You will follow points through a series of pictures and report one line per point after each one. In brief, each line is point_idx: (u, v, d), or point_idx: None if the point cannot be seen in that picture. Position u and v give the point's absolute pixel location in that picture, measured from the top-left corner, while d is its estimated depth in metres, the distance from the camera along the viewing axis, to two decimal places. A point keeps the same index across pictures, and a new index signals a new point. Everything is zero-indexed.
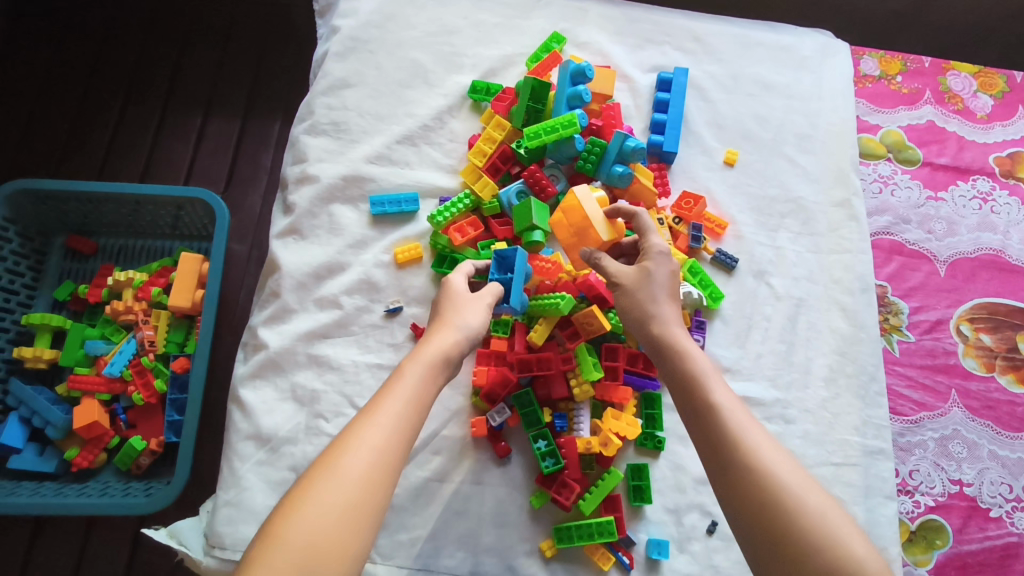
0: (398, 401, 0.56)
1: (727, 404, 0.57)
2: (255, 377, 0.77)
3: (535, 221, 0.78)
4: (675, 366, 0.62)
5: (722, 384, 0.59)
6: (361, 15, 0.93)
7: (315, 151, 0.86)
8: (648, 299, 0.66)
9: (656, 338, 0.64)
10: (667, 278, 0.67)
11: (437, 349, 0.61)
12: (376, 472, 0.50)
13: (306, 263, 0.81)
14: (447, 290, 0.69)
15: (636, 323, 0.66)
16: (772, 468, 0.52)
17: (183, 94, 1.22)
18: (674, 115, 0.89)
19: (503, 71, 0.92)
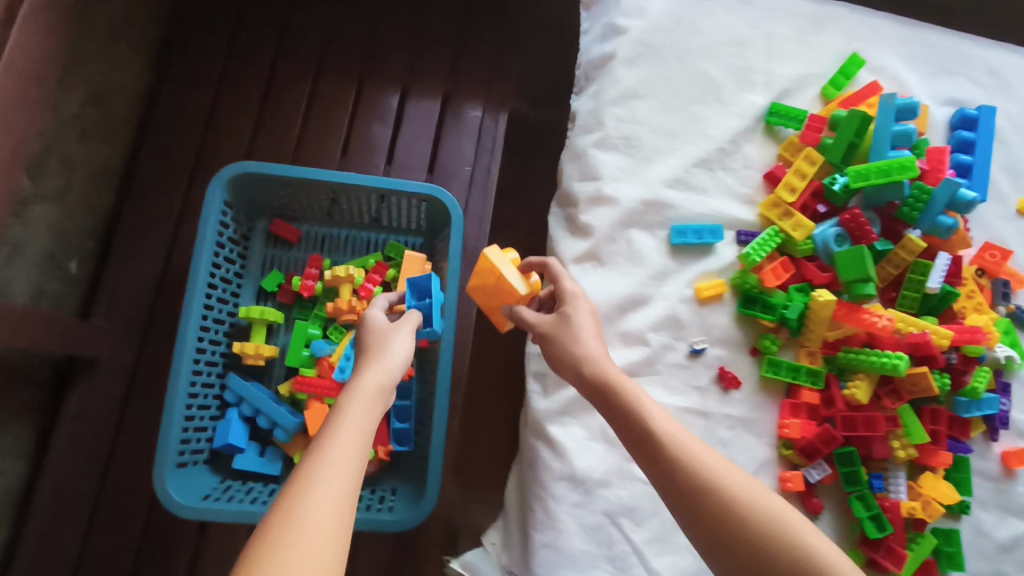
0: (359, 430, 0.56)
1: (668, 438, 0.56)
2: (563, 414, 0.73)
3: (869, 272, 0.73)
4: (611, 404, 0.60)
5: (669, 418, 0.58)
6: (649, 16, 0.84)
7: (608, 168, 0.79)
8: (572, 343, 0.65)
9: (596, 381, 0.62)
10: (589, 319, 0.67)
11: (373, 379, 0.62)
12: (334, 499, 0.49)
13: (610, 294, 0.76)
14: (368, 326, 0.72)
15: (570, 371, 0.64)
16: (710, 499, 0.52)
17: (380, 69, 1.12)
18: (983, 160, 0.82)
19: (797, 93, 0.85)
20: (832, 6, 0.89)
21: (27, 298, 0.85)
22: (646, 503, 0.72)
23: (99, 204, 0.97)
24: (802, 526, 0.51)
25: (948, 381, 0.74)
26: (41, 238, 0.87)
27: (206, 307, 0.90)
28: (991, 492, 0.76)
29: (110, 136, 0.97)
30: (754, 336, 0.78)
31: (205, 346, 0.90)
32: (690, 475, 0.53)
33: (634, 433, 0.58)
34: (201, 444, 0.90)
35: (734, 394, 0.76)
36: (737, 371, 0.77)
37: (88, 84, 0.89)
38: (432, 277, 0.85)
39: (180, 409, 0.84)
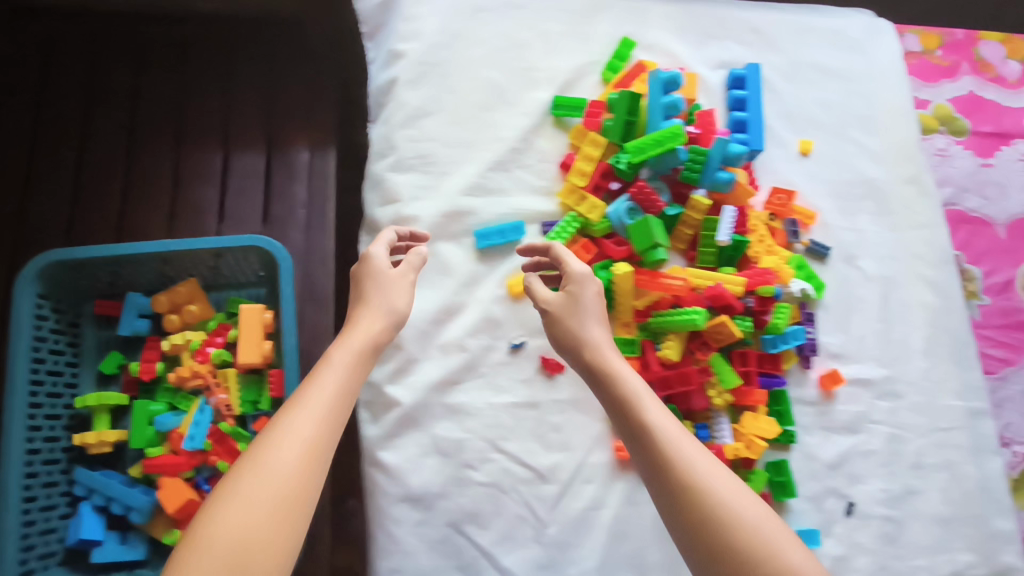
0: (318, 410, 0.58)
1: (670, 433, 0.58)
2: (393, 437, 0.75)
3: (658, 238, 0.77)
4: (612, 396, 0.63)
5: (668, 420, 0.60)
6: (425, 37, 0.86)
7: (406, 189, 0.81)
8: (579, 328, 0.67)
9: (596, 371, 0.65)
10: (596, 304, 0.69)
11: (360, 337, 0.65)
12: (284, 488, 0.53)
13: (422, 310, 0.77)
14: (367, 268, 0.70)
15: (569, 351, 0.68)
16: (680, 481, 0.56)
17: (193, 128, 1.11)
18: (756, 112, 0.88)
19: (578, 83, 0.89)
20: None
21: None
22: (489, 505, 0.73)
23: None
24: (774, 523, 0.53)
25: (750, 323, 0.78)
26: None
27: (34, 405, 0.87)
28: (814, 416, 0.82)
29: None
30: None
31: (38, 445, 0.87)
32: (672, 463, 0.56)
33: (627, 424, 0.61)
34: (50, 546, 0.86)
35: (559, 378, 0.79)
36: (559, 356, 0.79)
37: None
38: (133, 327, 0.96)
39: (15, 520, 0.80)
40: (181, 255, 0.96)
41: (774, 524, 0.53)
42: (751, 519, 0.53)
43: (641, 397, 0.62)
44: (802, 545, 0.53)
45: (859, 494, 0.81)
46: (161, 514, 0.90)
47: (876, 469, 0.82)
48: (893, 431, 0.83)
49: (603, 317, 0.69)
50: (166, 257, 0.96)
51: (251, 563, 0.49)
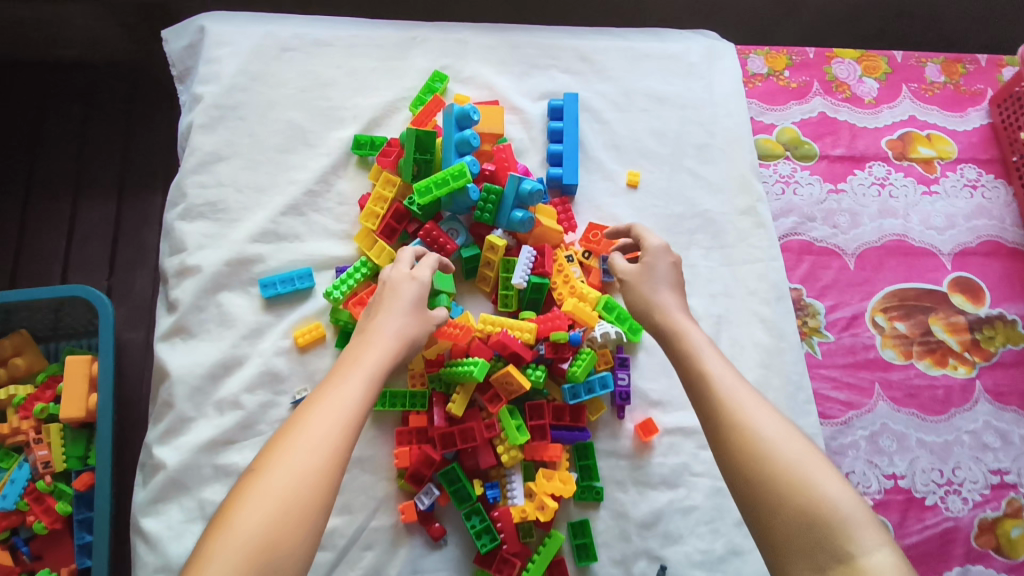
0: (340, 413, 0.53)
1: (725, 381, 0.57)
2: (157, 501, 0.70)
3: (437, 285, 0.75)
4: (674, 349, 0.63)
5: (728, 368, 0.59)
6: (223, 79, 0.85)
7: (192, 238, 0.79)
8: (651, 292, 0.68)
9: (663, 330, 0.65)
10: (668, 272, 0.70)
11: (383, 351, 0.60)
12: (309, 483, 0.48)
13: (198, 365, 0.74)
14: (400, 285, 0.66)
15: (642, 315, 0.68)
16: (732, 420, 0.54)
17: (46, 177, 1.11)
18: (572, 144, 0.84)
19: (386, 120, 0.86)
20: (416, 29, 0.91)
21: None
22: None
23: None
24: (828, 469, 0.50)
25: (542, 373, 0.73)
26: None
27: None
28: (628, 470, 0.76)
29: None
30: None
31: None
32: (720, 404, 0.56)
33: (687, 374, 0.60)
34: None
35: None
36: None
37: None
38: None
39: None
40: (21, 305, 0.95)
41: (834, 473, 0.50)
42: (790, 462, 0.50)
43: (701, 350, 0.61)
44: (851, 489, 0.49)
45: (674, 556, 0.73)
46: None
47: (696, 529, 0.74)
48: (716, 484, 0.76)
49: (676, 279, 0.70)
50: (7, 309, 0.95)
51: (275, 553, 0.45)
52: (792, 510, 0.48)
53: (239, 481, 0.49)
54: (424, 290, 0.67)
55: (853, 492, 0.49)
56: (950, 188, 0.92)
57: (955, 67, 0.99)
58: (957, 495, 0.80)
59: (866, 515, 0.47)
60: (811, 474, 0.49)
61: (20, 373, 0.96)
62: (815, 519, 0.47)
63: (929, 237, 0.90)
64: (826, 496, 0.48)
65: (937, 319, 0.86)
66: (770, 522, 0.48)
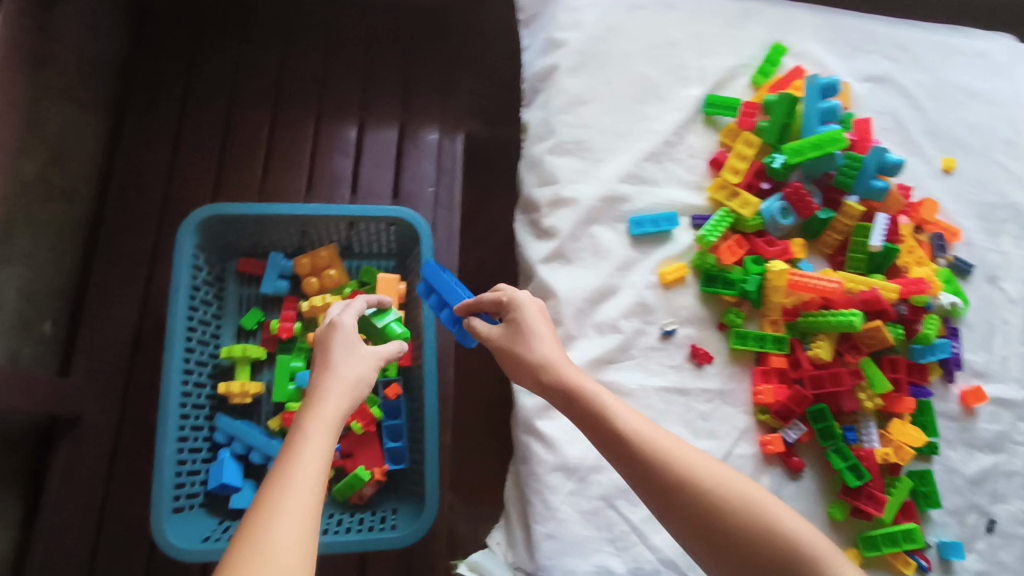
0: (316, 478, 0.53)
1: (654, 453, 0.60)
2: (548, 408, 0.76)
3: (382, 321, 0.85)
4: (582, 410, 0.64)
5: (636, 421, 0.62)
6: (585, 27, 0.89)
7: (564, 171, 0.84)
8: (528, 348, 0.68)
9: (557, 387, 0.65)
10: (543, 325, 0.69)
11: (334, 402, 0.61)
12: (311, 505, 0.51)
13: (581, 288, 0.79)
14: (341, 334, 0.68)
15: (530, 379, 0.67)
16: (710, 499, 0.58)
17: (335, 101, 1.16)
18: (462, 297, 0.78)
19: (729, 84, 0.91)
20: (749, 2, 0.96)
21: (5, 361, 0.85)
22: None
23: (68, 262, 0.98)
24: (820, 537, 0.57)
25: (901, 331, 0.79)
26: (15, 303, 0.86)
27: (187, 350, 0.91)
28: (957, 430, 0.82)
29: (74, 193, 0.99)
30: (719, 313, 0.82)
31: (190, 389, 0.91)
32: (647, 454, 0.60)
33: (602, 435, 0.62)
34: (195, 487, 0.90)
35: (708, 368, 0.80)
36: (708, 346, 0.81)
37: (48, 145, 0.90)
38: (278, 259, 1.01)
39: (171, 459, 0.84)
40: (320, 220, 0.99)
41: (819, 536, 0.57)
42: (767, 534, 0.56)
43: (613, 408, 0.63)
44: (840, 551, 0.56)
45: (1003, 513, 0.79)
46: None
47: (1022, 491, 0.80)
48: None
49: (527, 338, 0.68)
50: (307, 222, 0.99)
51: None
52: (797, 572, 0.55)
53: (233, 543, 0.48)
54: (353, 334, 0.69)
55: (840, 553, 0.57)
56: None
57: None
58: None
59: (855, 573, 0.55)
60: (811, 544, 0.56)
61: (327, 283, 1.01)
62: None
63: None
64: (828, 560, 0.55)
65: None
66: None
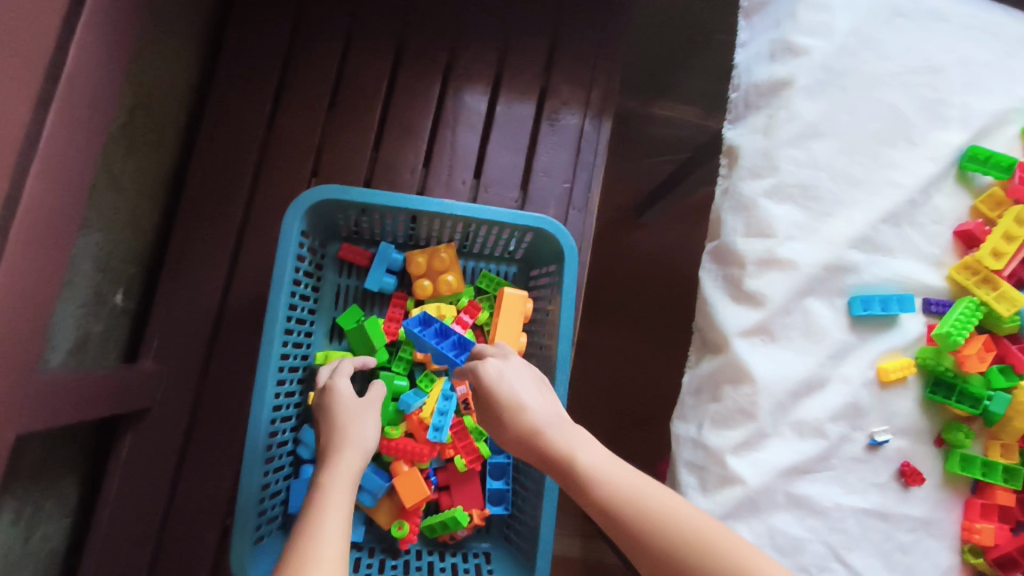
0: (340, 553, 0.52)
1: (652, 518, 0.48)
2: (727, 518, 0.63)
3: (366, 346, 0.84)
4: (572, 482, 0.53)
5: (632, 487, 0.51)
6: (835, 35, 0.70)
7: (783, 222, 0.67)
8: (508, 413, 0.58)
9: (546, 457, 0.55)
10: (525, 383, 0.60)
11: (346, 470, 0.63)
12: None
13: (785, 378, 0.65)
14: (337, 397, 0.71)
15: (520, 447, 0.57)
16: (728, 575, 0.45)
17: (468, 61, 0.96)
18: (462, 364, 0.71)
19: (994, 132, 0.73)
20: None
21: (73, 348, 0.71)
22: None
23: (145, 222, 0.83)
24: None
25: None
26: (89, 276, 0.72)
27: (282, 355, 0.78)
28: None
29: (158, 142, 0.83)
30: (939, 424, 0.68)
31: (280, 401, 0.78)
32: (650, 530, 0.48)
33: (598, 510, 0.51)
34: (275, 509, 0.79)
35: (915, 491, 0.66)
36: (920, 464, 0.67)
37: (137, 84, 0.73)
38: (386, 249, 0.85)
39: (257, 485, 0.73)
40: (432, 215, 0.82)
41: None
42: None
43: (602, 476, 0.52)
44: None
45: None
46: (389, 501, 0.81)
47: None
48: None
49: (512, 403, 0.58)
50: (425, 217, 0.82)
51: None
52: None
53: None
54: (347, 398, 0.71)
55: None
56: None
57: None
58: None
59: None
60: None
61: (440, 290, 0.86)
62: None
63: None
64: None
65: None
66: None
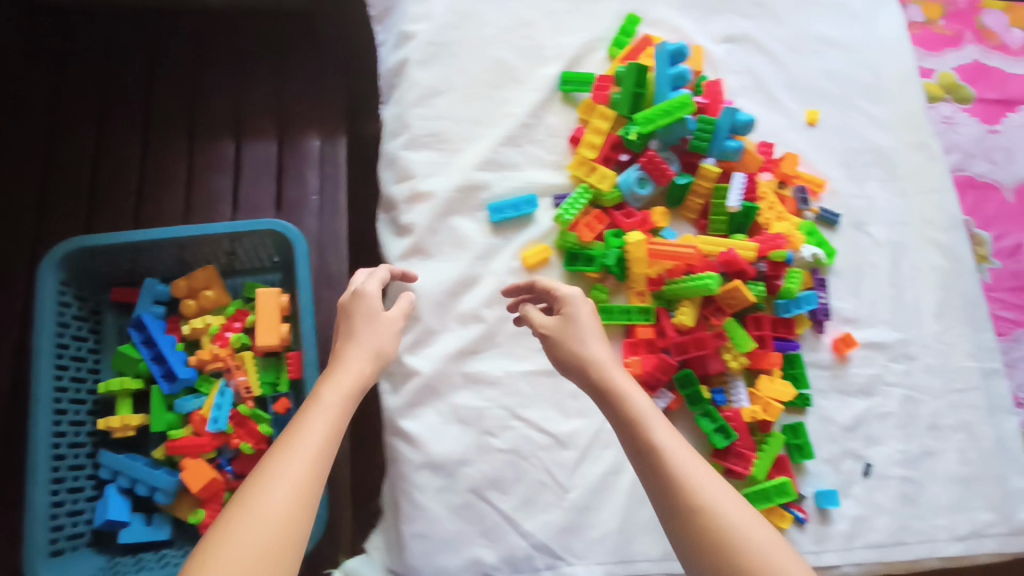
0: (304, 471, 0.50)
1: (672, 454, 0.54)
2: (413, 406, 0.75)
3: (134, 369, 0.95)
4: (615, 413, 0.58)
5: (674, 435, 0.55)
6: (435, 18, 0.88)
7: (420, 165, 0.83)
8: (578, 343, 0.62)
9: (597, 388, 0.60)
10: (589, 318, 0.65)
11: (349, 377, 0.60)
12: (298, 502, 0.49)
13: (439, 282, 0.79)
14: (358, 300, 0.67)
15: (574, 375, 0.62)
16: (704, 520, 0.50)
17: (207, 118, 1.12)
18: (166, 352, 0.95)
19: (586, 58, 0.90)
20: None
21: None
22: (510, 471, 0.74)
23: None
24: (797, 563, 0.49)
25: (762, 288, 0.79)
26: None
27: (58, 389, 0.89)
28: (829, 380, 0.83)
29: None
30: (586, 290, 0.82)
31: (65, 428, 0.88)
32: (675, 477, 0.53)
33: (631, 440, 0.56)
34: (78, 528, 0.88)
35: None
36: None
37: None
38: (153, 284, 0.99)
39: (46, 500, 0.82)
40: (185, 244, 0.97)
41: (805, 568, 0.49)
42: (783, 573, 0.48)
43: (648, 416, 0.56)
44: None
45: (877, 456, 0.81)
46: (185, 494, 0.91)
47: (893, 432, 0.82)
48: (908, 393, 0.84)
49: (570, 338, 0.63)
50: (187, 245, 0.97)
51: None
52: None
53: (208, 533, 0.47)
54: (375, 302, 0.67)
55: None
56: None
57: None
58: None
59: None
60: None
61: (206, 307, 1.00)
62: None
63: None
64: None
65: None
66: None
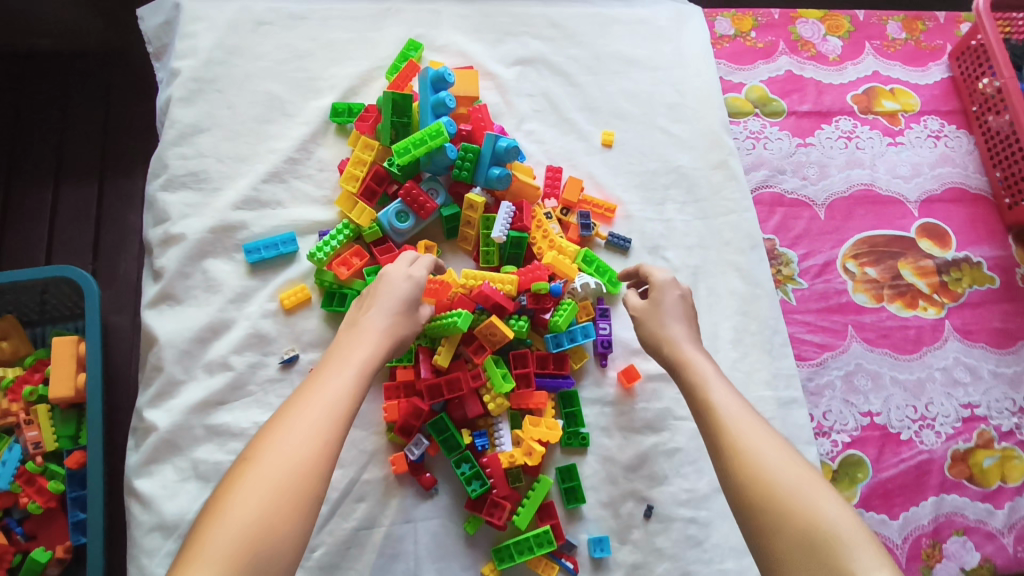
0: (313, 424, 0.50)
1: (730, 410, 0.56)
2: (149, 463, 0.72)
3: None
4: (684, 382, 0.61)
5: (729, 394, 0.57)
6: (201, 53, 0.85)
7: (175, 207, 0.79)
8: (658, 323, 0.67)
9: (672, 362, 0.64)
10: (678, 304, 0.68)
11: (375, 341, 0.59)
12: (300, 459, 0.48)
13: (185, 328, 0.75)
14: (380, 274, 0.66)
15: (654, 349, 0.66)
16: (743, 449, 0.52)
17: (27, 165, 1.10)
18: None
19: (363, 89, 0.87)
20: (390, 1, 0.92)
21: None
22: None
23: None
24: (820, 491, 0.48)
25: (524, 323, 0.75)
26: None
27: None
28: (612, 417, 0.78)
29: None
30: None
31: None
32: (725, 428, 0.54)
33: (694, 406, 0.59)
34: None
35: None
36: None
37: None
38: None
39: None
40: None
41: (830, 494, 0.48)
42: (793, 492, 0.48)
43: (709, 382, 0.59)
44: (846, 503, 0.48)
45: (661, 497, 0.76)
46: None
47: (681, 470, 0.77)
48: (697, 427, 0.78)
49: (643, 317, 0.68)
50: None
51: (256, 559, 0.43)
52: (796, 535, 0.46)
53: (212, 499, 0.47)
54: (418, 277, 0.65)
55: (850, 509, 0.48)
56: (914, 139, 0.95)
57: (915, 24, 1.02)
58: (931, 429, 0.82)
59: (862, 533, 0.45)
60: (816, 501, 0.47)
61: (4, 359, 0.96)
62: (816, 544, 0.45)
63: (895, 186, 0.92)
64: (823, 514, 0.46)
65: (905, 263, 0.89)
66: (774, 544, 0.47)
